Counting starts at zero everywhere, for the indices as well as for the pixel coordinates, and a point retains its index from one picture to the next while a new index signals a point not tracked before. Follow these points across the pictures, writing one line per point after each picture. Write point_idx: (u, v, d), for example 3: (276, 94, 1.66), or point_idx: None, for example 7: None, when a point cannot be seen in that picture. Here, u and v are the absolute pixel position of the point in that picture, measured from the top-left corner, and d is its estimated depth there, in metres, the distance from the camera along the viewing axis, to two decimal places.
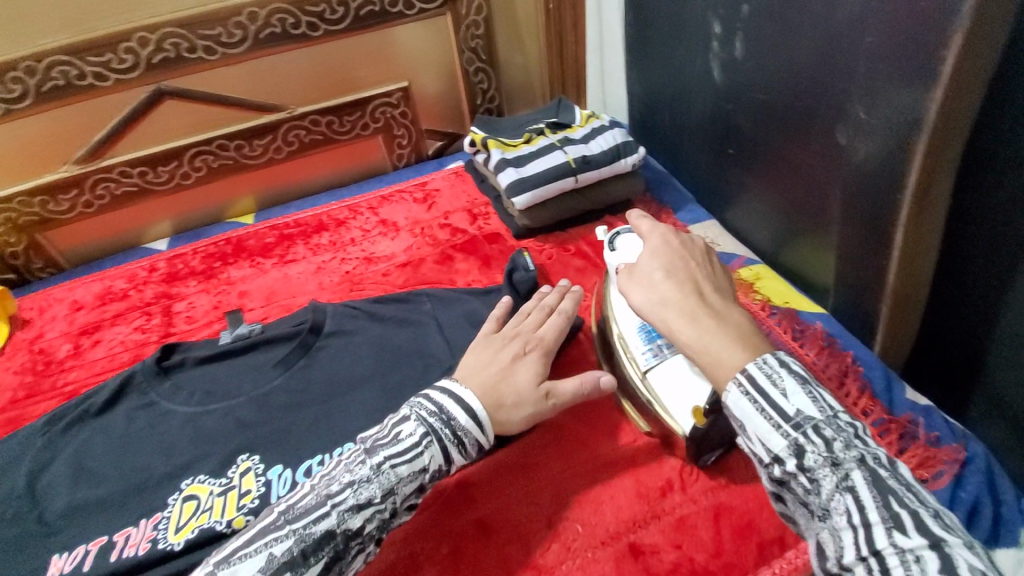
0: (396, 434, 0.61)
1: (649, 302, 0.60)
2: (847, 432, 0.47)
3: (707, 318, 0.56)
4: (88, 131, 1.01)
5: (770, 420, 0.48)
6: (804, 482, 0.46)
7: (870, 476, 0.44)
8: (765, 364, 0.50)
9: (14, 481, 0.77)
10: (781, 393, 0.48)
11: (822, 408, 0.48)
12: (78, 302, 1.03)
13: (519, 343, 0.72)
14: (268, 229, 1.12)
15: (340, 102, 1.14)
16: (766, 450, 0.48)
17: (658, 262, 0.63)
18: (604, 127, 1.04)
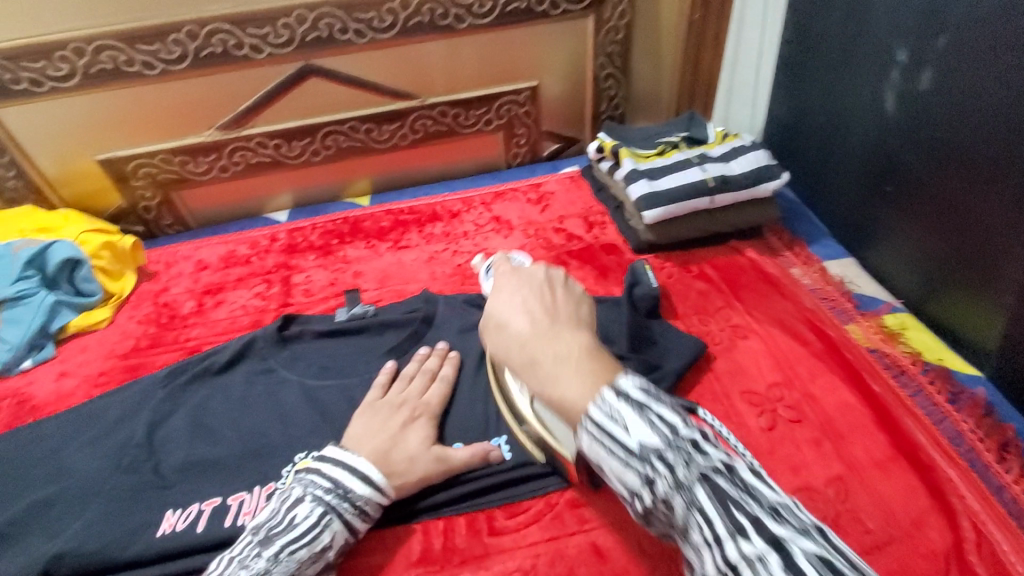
0: (290, 517, 0.56)
1: (505, 352, 0.52)
2: (687, 452, 0.39)
3: (548, 356, 0.48)
4: (236, 100, 1.05)
5: (616, 461, 0.41)
6: (663, 510, 0.40)
7: (713, 490, 0.38)
8: (602, 402, 0.42)
9: (133, 429, 0.75)
10: (622, 430, 0.41)
11: (662, 432, 0.40)
12: (203, 262, 1.05)
13: (406, 411, 0.68)
14: (384, 213, 1.13)
15: (470, 96, 1.14)
16: (625, 487, 0.41)
17: (500, 304, 0.55)
18: (745, 147, 1.00)
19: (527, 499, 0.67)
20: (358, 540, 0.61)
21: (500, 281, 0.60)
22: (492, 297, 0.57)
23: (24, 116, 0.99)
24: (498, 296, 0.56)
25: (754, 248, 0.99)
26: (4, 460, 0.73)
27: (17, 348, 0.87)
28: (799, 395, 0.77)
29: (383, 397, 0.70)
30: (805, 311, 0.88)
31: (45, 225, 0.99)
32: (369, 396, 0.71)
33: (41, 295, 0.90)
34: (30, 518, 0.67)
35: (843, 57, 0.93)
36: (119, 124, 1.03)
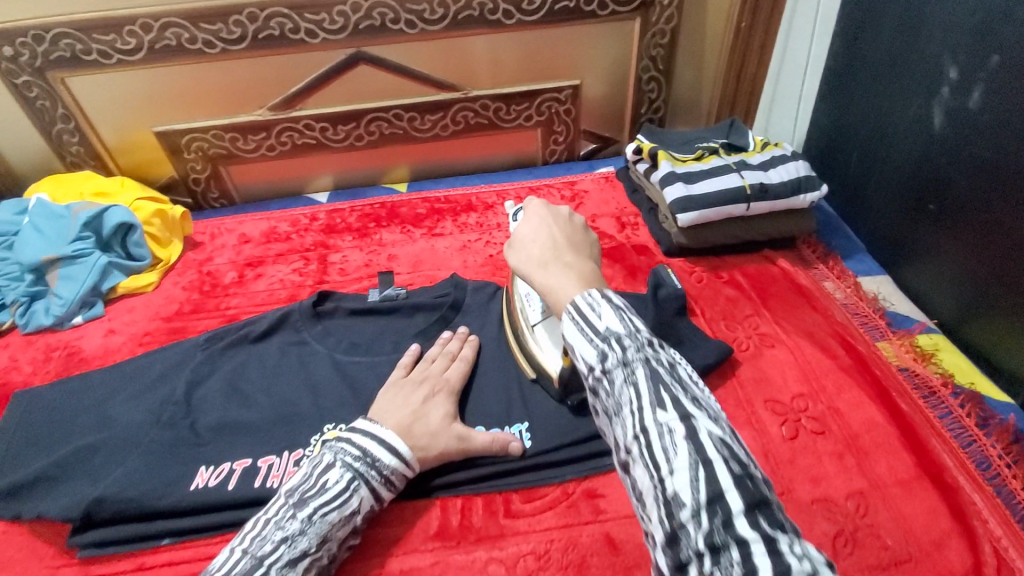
0: (322, 481, 0.58)
1: (519, 259, 0.56)
2: (643, 343, 0.42)
3: (557, 266, 0.52)
4: (288, 83, 1.09)
5: (583, 338, 0.44)
6: (606, 387, 0.42)
7: (652, 371, 0.40)
8: (591, 299, 0.46)
9: (173, 387, 0.78)
10: (596, 315, 0.45)
11: (631, 324, 0.43)
12: (246, 235, 1.09)
13: (427, 388, 0.70)
14: (420, 201, 1.16)
15: (513, 91, 1.16)
16: (582, 362, 0.44)
17: (526, 226, 0.58)
18: (785, 156, 0.99)
19: (545, 486, 0.69)
20: (380, 506, 0.63)
21: (524, 208, 0.62)
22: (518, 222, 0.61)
23: (91, 85, 1.05)
24: (524, 219, 0.59)
25: (787, 258, 0.99)
26: (55, 407, 0.78)
27: (70, 304, 0.92)
28: (823, 407, 0.77)
29: (406, 375, 0.72)
30: (835, 325, 0.87)
31: (102, 189, 1.05)
32: (392, 374, 0.73)
33: (95, 256, 0.95)
34: (75, 462, 0.71)
35: (893, 71, 0.91)
36: (176, 98, 1.08)
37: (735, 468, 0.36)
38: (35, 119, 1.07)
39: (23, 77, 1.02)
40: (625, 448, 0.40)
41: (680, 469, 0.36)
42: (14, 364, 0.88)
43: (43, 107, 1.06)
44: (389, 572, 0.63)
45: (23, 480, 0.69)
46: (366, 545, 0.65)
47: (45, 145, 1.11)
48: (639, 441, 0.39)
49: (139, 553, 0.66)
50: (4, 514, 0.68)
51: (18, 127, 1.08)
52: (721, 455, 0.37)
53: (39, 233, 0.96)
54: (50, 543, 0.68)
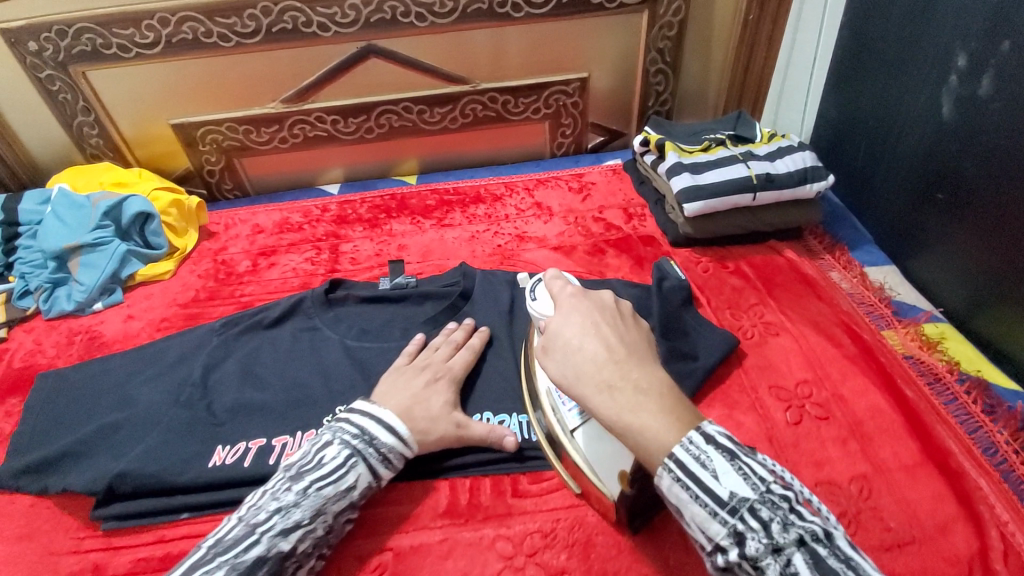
0: (320, 457, 0.60)
1: (569, 372, 0.52)
2: (781, 511, 0.44)
3: (627, 392, 0.49)
4: (301, 76, 1.11)
5: (704, 508, 0.45)
6: (750, 570, 0.44)
7: (811, 556, 0.43)
8: (691, 444, 0.47)
9: (190, 370, 0.80)
10: (711, 475, 0.45)
11: (754, 485, 0.46)
12: (260, 226, 1.11)
13: (430, 374, 0.71)
14: (430, 192, 1.17)
15: (521, 84, 1.17)
16: (707, 537, 0.46)
17: (570, 328, 0.54)
18: (793, 147, 1.00)
19: (551, 467, 0.70)
20: (380, 485, 0.64)
21: (558, 301, 0.58)
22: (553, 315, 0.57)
23: (110, 79, 1.08)
24: (565, 319, 0.55)
25: (793, 248, 1.00)
26: (77, 389, 0.80)
27: (91, 290, 0.95)
28: (828, 394, 0.78)
29: (410, 361, 0.74)
30: (840, 314, 0.88)
31: (121, 180, 1.07)
32: (396, 360, 0.75)
33: (115, 243, 0.98)
34: (97, 440, 0.73)
35: (901, 61, 0.92)
36: (192, 91, 1.11)
37: None
38: (56, 112, 1.10)
39: (45, 70, 1.05)
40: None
41: None
42: (38, 348, 0.91)
43: (63, 100, 1.09)
44: (400, 547, 0.64)
45: (48, 456, 0.72)
46: (378, 522, 0.67)
47: (66, 138, 1.14)
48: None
49: (159, 527, 0.68)
50: (29, 489, 0.71)
51: (39, 119, 1.11)
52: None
53: (60, 221, 0.98)
54: (74, 517, 0.70)
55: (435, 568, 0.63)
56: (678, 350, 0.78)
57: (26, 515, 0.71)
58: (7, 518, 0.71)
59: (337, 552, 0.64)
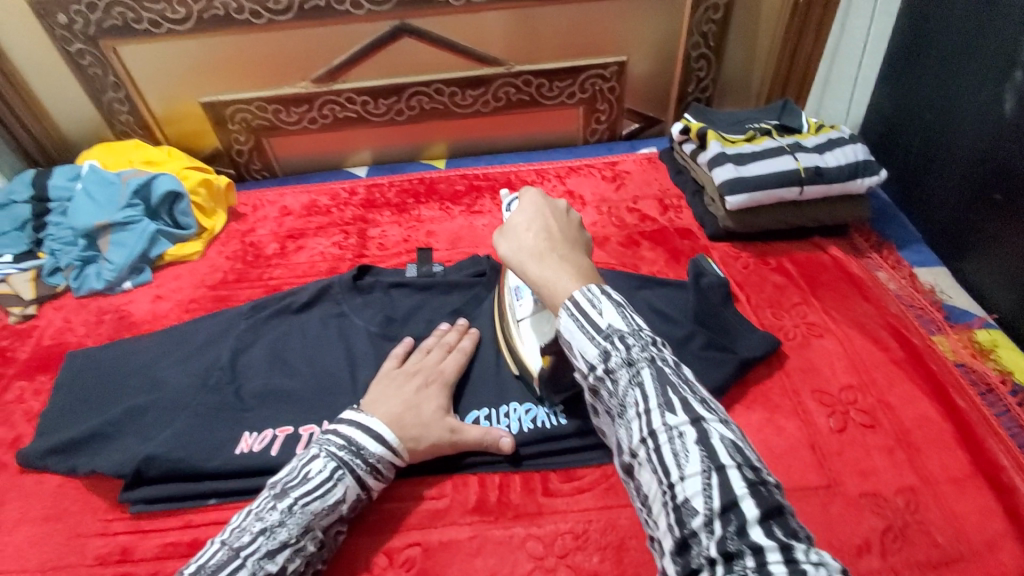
0: (305, 471, 0.58)
1: (509, 250, 0.55)
2: (646, 341, 0.47)
3: (554, 260, 0.53)
4: (331, 55, 1.08)
5: (585, 332, 0.48)
6: (609, 386, 0.47)
7: (658, 373, 0.44)
8: (588, 291, 0.49)
9: (219, 353, 0.79)
10: (596, 310, 0.48)
11: (630, 321, 0.47)
12: (287, 208, 1.10)
13: (421, 379, 0.68)
14: (459, 177, 1.15)
15: (557, 67, 1.13)
16: (583, 359, 0.48)
17: (521, 215, 0.56)
18: (843, 139, 0.95)
19: (583, 467, 0.68)
20: (370, 495, 0.62)
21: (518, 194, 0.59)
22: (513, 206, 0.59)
23: (140, 55, 1.07)
24: (519, 208, 0.57)
25: (839, 246, 0.95)
26: (107, 369, 0.80)
27: (121, 269, 0.95)
28: (874, 400, 0.74)
29: (399, 365, 0.70)
30: (889, 317, 0.84)
31: (151, 159, 1.07)
32: (385, 363, 0.71)
33: (144, 223, 0.97)
34: (127, 422, 0.73)
35: (962, 50, 0.86)
36: (222, 69, 1.09)
37: (745, 471, 0.40)
38: (87, 87, 1.10)
39: (76, 45, 1.04)
40: (632, 448, 0.45)
41: (693, 474, 0.40)
42: (68, 326, 0.91)
43: (94, 75, 1.08)
44: (428, 542, 0.63)
45: (79, 436, 0.72)
46: (406, 516, 0.65)
47: (96, 114, 1.14)
48: (646, 444, 0.43)
49: (187, 512, 0.68)
50: (61, 468, 0.71)
51: (70, 94, 1.11)
52: (733, 461, 0.40)
53: (90, 199, 0.98)
54: (103, 497, 0.71)
55: (463, 566, 0.61)
56: (717, 350, 0.75)
57: (56, 494, 0.72)
58: (38, 497, 0.71)
59: (364, 544, 0.63)
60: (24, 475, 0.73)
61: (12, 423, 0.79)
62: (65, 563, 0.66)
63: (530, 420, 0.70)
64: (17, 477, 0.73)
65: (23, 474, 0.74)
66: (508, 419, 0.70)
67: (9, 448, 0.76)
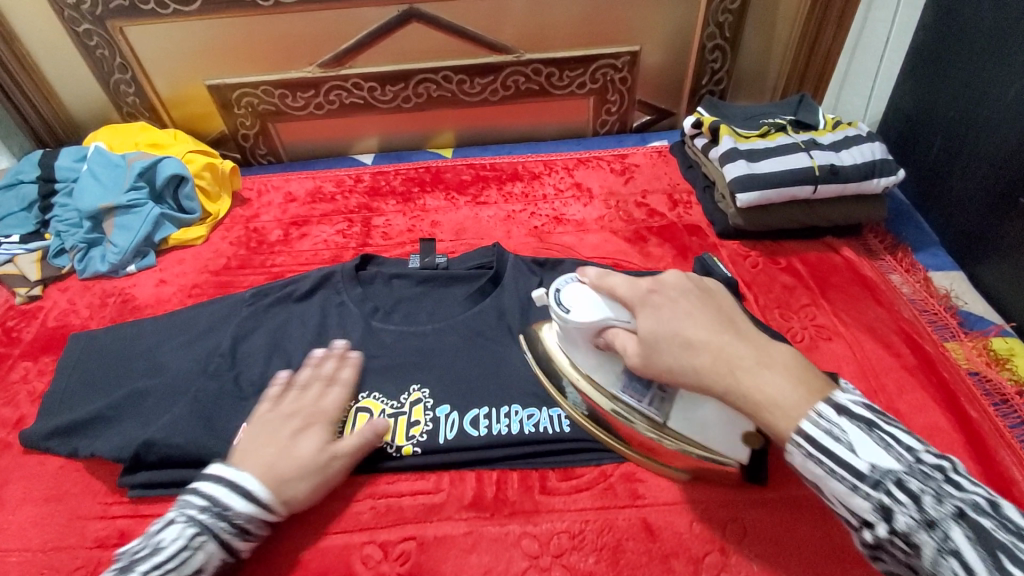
0: (157, 541, 0.54)
1: (688, 366, 0.51)
2: (933, 483, 0.43)
3: (753, 368, 0.49)
4: (339, 40, 1.07)
5: (844, 481, 0.45)
6: (901, 544, 0.44)
7: (973, 530, 0.41)
8: (821, 417, 0.46)
9: (220, 340, 0.79)
10: (847, 448, 0.45)
11: (900, 457, 0.45)
12: (292, 194, 1.09)
13: (299, 422, 0.64)
14: (466, 167, 1.13)
15: (568, 56, 1.11)
16: (854, 511, 0.46)
17: (660, 318, 0.52)
18: (861, 137, 0.92)
19: (582, 466, 0.68)
20: (238, 557, 0.59)
21: (632, 292, 0.55)
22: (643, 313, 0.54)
23: (146, 35, 1.05)
24: (653, 312, 0.53)
25: (852, 247, 0.93)
26: (108, 352, 0.80)
27: (125, 252, 0.94)
28: (881, 407, 0.73)
29: (274, 408, 0.66)
30: (900, 321, 0.82)
31: (156, 141, 1.07)
32: (259, 407, 0.67)
33: (149, 206, 0.97)
34: (127, 406, 0.73)
35: (995, 47, 0.83)
36: (228, 52, 1.08)
37: None
38: (94, 68, 1.09)
39: (83, 24, 1.03)
40: None
41: None
42: (72, 307, 0.91)
43: (101, 56, 1.07)
44: (424, 537, 0.63)
45: (80, 420, 0.72)
46: (403, 509, 0.65)
47: (103, 95, 1.13)
48: None
49: None
50: (62, 450, 0.72)
51: (76, 75, 1.11)
52: None
53: (96, 180, 0.98)
54: (103, 481, 0.71)
55: (458, 561, 0.61)
56: None
57: (57, 475, 0.72)
58: (39, 478, 0.72)
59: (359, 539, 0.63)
60: (26, 456, 0.74)
61: (14, 404, 0.80)
62: (66, 544, 0.66)
63: (532, 423, 0.69)
64: (19, 458, 0.74)
65: (24, 455, 0.74)
66: (508, 419, 0.69)
67: (13, 428, 0.77)
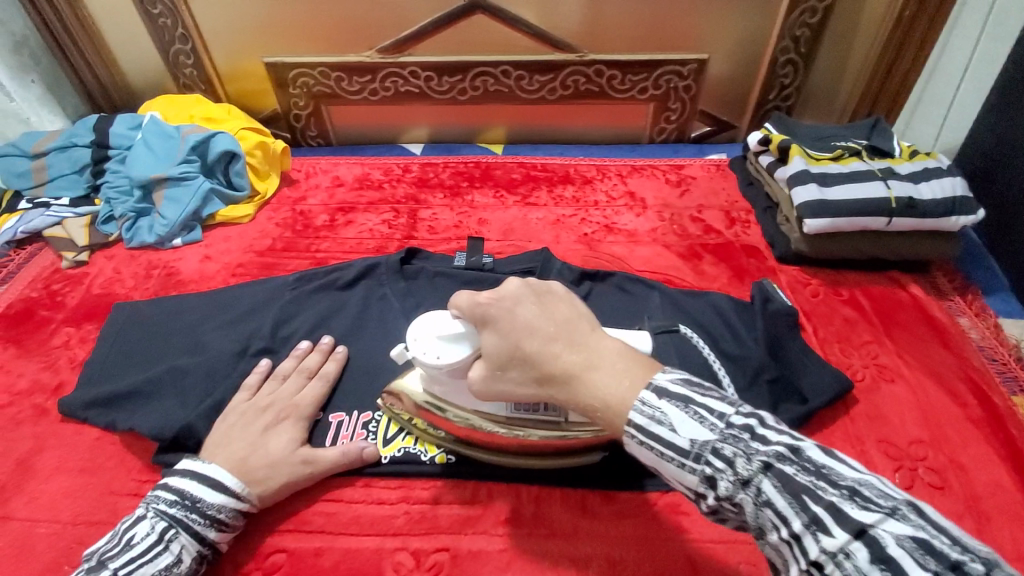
0: (128, 537, 0.55)
1: (528, 380, 0.50)
2: (742, 442, 0.42)
3: (577, 372, 0.48)
4: (402, 25, 1.05)
5: (671, 460, 0.44)
6: (731, 506, 0.43)
7: (779, 479, 0.39)
8: (644, 404, 0.45)
9: (261, 324, 0.78)
10: (667, 428, 0.44)
11: (712, 425, 0.43)
12: (339, 179, 1.08)
13: (272, 415, 0.65)
14: (517, 165, 1.11)
15: (632, 58, 1.07)
16: (688, 486, 0.44)
17: (498, 337, 0.51)
18: (941, 169, 0.87)
19: (624, 491, 0.65)
20: (216, 550, 0.59)
21: (477, 312, 0.53)
22: (485, 334, 0.53)
23: (210, 8, 1.05)
24: (491, 331, 0.52)
25: (919, 284, 0.88)
26: (152, 326, 0.80)
27: (172, 225, 0.94)
28: (945, 459, 0.68)
29: (250, 399, 0.67)
30: (969, 369, 0.77)
31: (210, 115, 1.06)
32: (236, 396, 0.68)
33: (199, 180, 0.97)
34: (166, 383, 0.72)
35: None
36: (289, 31, 1.07)
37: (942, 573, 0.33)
38: (155, 37, 1.09)
39: None
40: None
41: None
42: (117, 276, 0.91)
43: (163, 25, 1.07)
44: (457, 550, 0.61)
45: (120, 393, 0.72)
46: (437, 519, 0.63)
47: (161, 65, 1.13)
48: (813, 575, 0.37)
49: None
50: (99, 422, 0.72)
51: (136, 42, 1.11)
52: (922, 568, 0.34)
53: (149, 149, 0.98)
54: (137, 457, 0.70)
55: None
56: (783, 388, 0.71)
57: (93, 447, 0.72)
58: (74, 448, 0.72)
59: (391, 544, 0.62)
60: (63, 423, 0.74)
61: (54, 369, 0.80)
62: (97, 518, 0.66)
63: None
64: (57, 425, 0.74)
65: (61, 423, 0.74)
66: None
67: (52, 394, 0.77)
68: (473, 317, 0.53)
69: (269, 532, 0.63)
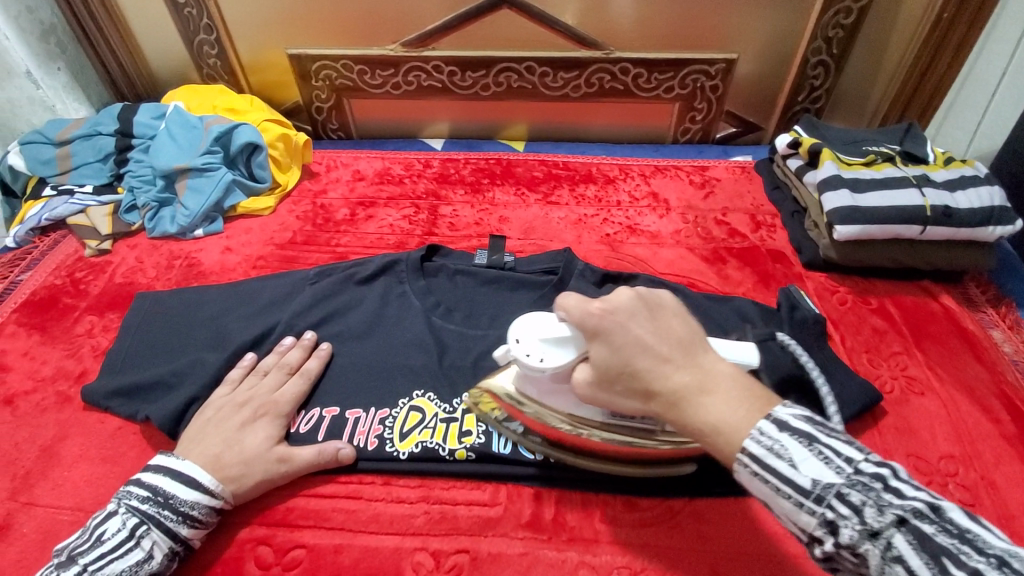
0: (99, 533, 0.56)
1: (637, 395, 0.49)
2: (874, 492, 0.41)
3: (693, 395, 0.46)
4: (426, 19, 1.04)
5: (789, 498, 0.43)
6: (850, 556, 0.41)
7: (916, 537, 0.38)
8: (762, 435, 0.44)
9: (282, 318, 0.77)
10: (788, 464, 0.43)
11: (839, 468, 0.42)
12: (360, 173, 1.08)
13: (249, 411, 0.65)
14: (539, 163, 1.09)
15: (659, 56, 1.05)
16: (804, 529, 0.43)
17: (608, 349, 0.49)
18: (977, 178, 0.85)
19: (647, 498, 0.64)
20: (190, 546, 0.59)
21: (584, 321, 0.50)
22: (592, 344, 0.50)
23: None
24: (599, 343, 0.49)
25: (951, 294, 0.86)
26: (172, 317, 0.80)
27: (195, 216, 0.94)
28: (976, 476, 0.66)
29: (230, 393, 0.68)
30: (1002, 383, 0.75)
31: (234, 106, 1.06)
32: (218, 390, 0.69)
33: (222, 171, 0.96)
34: (187, 375, 0.72)
35: None
36: (313, 23, 1.06)
37: None
38: (181, 27, 1.09)
39: None
40: None
41: None
42: (139, 266, 0.92)
43: (188, 14, 1.07)
44: (477, 552, 0.61)
45: (142, 383, 0.72)
46: (457, 520, 0.63)
47: (185, 54, 1.13)
48: None
49: None
50: (122, 411, 0.72)
51: (161, 32, 1.11)
52: None
53: (172, 140, 0.98)
54: (158, 448, 0.71)
55: None
56: None
57: (114, 436, 0.72)
58: (96, 436, 0.72)
59: (411, 544, 0.61)
60: (85, 412, 0.74)
61: (77, 357, 0.80)
62: None
63: None
64: (78, 414, 0.74)
65: (83, 411, 0.75)
66: None
67: (75, 382, 0.78)
68: (580, 325, 0.50)
69: (289, 528, 0.63)
